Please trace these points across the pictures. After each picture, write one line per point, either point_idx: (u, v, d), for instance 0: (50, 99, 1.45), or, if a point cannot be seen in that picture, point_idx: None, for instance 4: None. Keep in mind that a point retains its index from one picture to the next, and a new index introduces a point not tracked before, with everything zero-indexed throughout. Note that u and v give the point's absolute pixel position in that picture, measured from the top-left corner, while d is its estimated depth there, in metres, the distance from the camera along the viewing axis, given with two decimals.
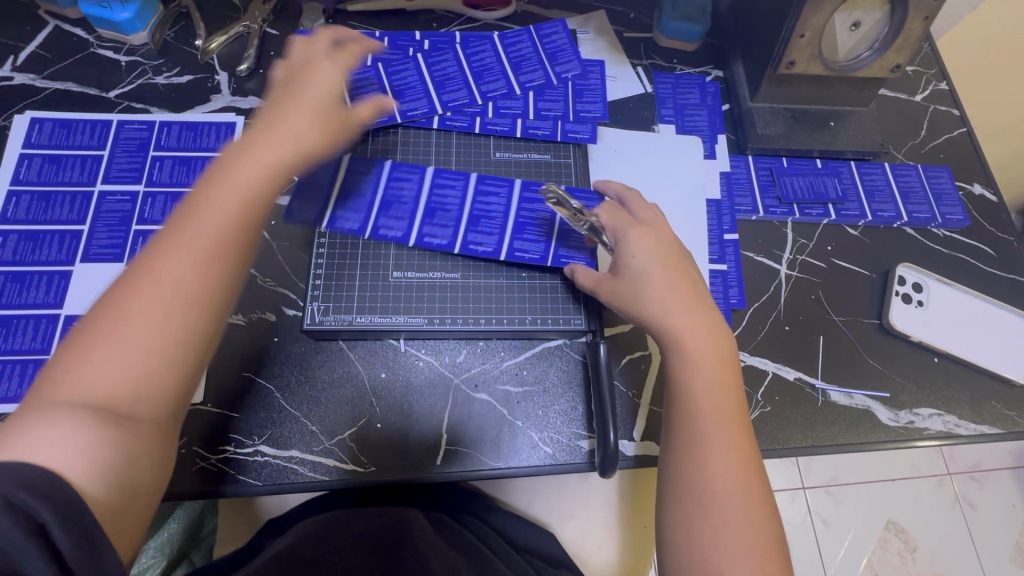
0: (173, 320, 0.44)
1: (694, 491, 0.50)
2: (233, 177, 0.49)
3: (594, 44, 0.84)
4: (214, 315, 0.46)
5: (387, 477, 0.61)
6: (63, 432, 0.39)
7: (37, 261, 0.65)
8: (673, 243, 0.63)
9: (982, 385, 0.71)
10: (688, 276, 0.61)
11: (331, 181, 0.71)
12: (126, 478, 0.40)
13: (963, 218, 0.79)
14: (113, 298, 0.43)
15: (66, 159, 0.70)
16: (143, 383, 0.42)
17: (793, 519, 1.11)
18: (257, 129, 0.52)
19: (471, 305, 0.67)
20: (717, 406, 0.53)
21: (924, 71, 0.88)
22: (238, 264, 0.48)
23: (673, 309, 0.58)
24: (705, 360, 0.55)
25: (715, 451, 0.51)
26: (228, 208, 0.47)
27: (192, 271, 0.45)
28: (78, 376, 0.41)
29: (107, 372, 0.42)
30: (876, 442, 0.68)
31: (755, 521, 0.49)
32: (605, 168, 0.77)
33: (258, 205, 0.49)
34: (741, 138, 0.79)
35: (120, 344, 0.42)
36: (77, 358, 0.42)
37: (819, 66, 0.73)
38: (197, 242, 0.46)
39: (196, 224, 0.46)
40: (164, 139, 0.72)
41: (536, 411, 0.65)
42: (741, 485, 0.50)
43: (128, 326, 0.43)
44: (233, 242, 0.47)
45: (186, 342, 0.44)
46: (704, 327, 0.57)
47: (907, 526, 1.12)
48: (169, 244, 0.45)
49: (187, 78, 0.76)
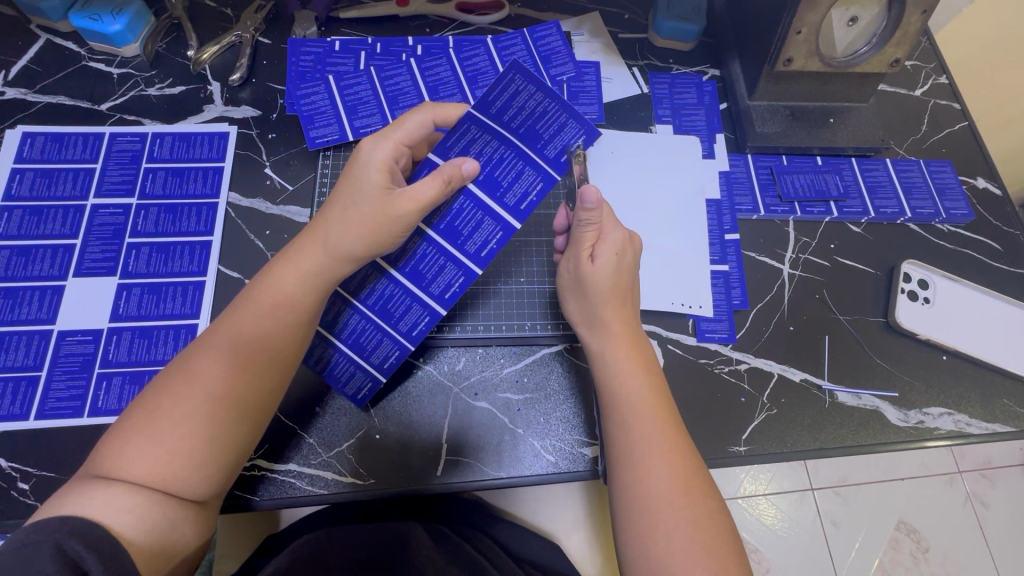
0: (227, 427, 0.47)
1: (635, 500, 0.49)
2: (281, 282, 0.53)
3: (590, 46, 0.83)
4: (260, 420, 0.50)
5: (385, 489, 0.60)
6: (118, 502, 0.42)
7: (29, 277, 0.64)
8: (629, 244, 0.60)
9: (993, 383, 0.69)
10: (630, 284, 0.60)
11: (326, 191, 0.71)
12: (167, 537, 0.44)
13: (968, 213, 0.77)
14: (161, 390, 0.47)
15: (58, 173, 0.69)
16: (194, 478, 0.46)
17: (802, 522, 1.08)
18: (306, 239, 0.55)
19: (472, 315, 0.68)
20: (643, 409, 0.53)
21: (924, 65, 0.87)
22: (278, 368, 0.51)
23: (600, 321, 0.58)
24: (629, 363, 0.56)
25: (646, 457, 0.50)
26: (275, 317, 0.52)
27: (241, 381, 0.49)
28: (132, 458, 0.44)
29: (158, 460, 0.44)
30: (885, 443, 0.66)
31: (698, 521, 0.47)
32: (601, 171, 0.76)
33: (296, 307, 0.53)
34: (740, 137, 0.78)
35: (159, 435, 0.45)
36: (131, 439, 0.45)
37: (817, 63, 0.72)
38: (235, 350, 0.49)
39: (245, 329, 0.50)
40: (157, 151, 0.71)
41: (538, 418, 0.64)
42: (682, 487, 0.49)
43: (181, 424, 0.46)
44: (280, 353, 0.51)
45: (239, 446, 0.49)
46: (627, 334, 0.58)
47: (919, 526, 1.09)
48: (211, 350, 0.49)
49: (179, 89, 0.75)
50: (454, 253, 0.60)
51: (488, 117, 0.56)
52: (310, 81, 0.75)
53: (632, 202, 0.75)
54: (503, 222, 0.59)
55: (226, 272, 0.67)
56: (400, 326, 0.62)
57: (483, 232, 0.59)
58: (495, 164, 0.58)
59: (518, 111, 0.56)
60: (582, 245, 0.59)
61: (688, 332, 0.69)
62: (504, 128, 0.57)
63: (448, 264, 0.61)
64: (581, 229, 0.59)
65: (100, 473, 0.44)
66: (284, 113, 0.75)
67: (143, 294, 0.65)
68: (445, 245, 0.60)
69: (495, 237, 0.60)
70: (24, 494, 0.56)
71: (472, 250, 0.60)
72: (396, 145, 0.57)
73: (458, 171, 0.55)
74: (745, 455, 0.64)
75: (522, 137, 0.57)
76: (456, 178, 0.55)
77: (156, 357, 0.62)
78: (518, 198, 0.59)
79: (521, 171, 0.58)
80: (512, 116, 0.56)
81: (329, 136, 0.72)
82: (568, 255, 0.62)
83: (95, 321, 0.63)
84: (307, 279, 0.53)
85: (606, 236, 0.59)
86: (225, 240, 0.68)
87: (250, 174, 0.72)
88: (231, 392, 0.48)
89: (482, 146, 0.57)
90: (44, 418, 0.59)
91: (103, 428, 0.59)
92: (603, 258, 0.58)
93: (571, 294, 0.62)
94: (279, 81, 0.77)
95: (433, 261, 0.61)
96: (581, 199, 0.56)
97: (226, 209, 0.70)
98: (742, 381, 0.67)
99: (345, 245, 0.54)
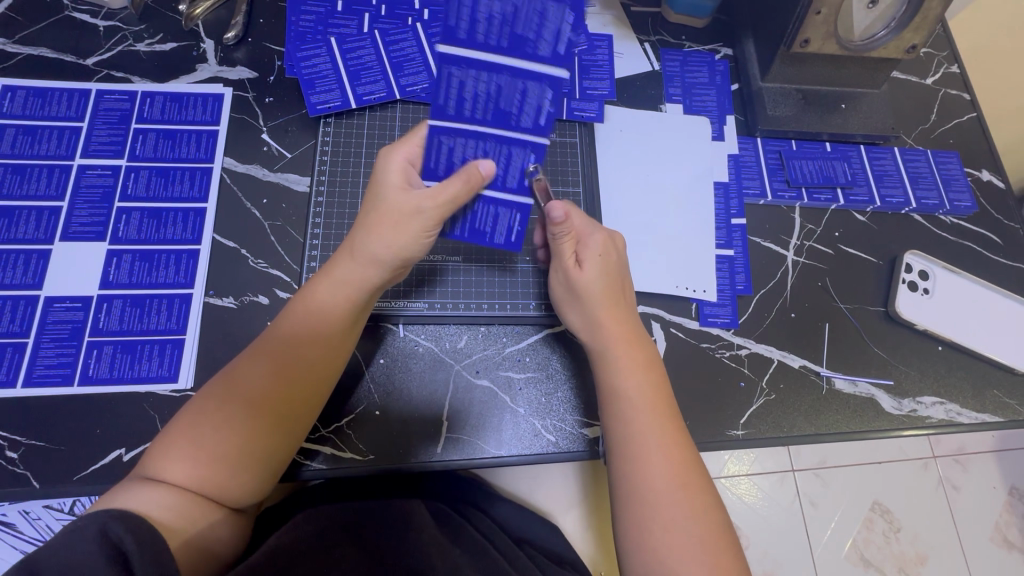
0: (262, 436, 0.47)
1: (632, 493, 0.50)
2: (314, 293, 0.52)
3: (601, 19, 0.80)
4: (298, 432, 0.50)
5: (385, 465, 0.59)
6: (163, 500, 0.43)
7: (13, 239, 0.61)
8: (620, 259, 0.60)
9: (985, 374, 0.71)
10: (622, 286, 0.60)
11: (327, 159, 0.69)
12: (205, 533, 0.44)
13: (971, 205, 0.78)
14: (204, 398, 0.48)
15: (42, 130, 0.66)
16: (231, 481, 0.46)
17: (780, 501, 1.11)
18: (344, 252, 0.54)
19: (509, 289, 0.67)
20: (638, 405, 0.53)
21: (937, 53, 0.86)
22: (315, 380, 0.50)
23: (600, 325, 0.57)
24: (627, 362, 0.56)
25: (643, 451, 0.51)
26: (310, 325, 0.51)
27: (275, 389, 0.48)
28: (170, 461, 0.45)
29: (193, 463, 0.45)
30: (879, 430, 0.67)
31: (696, 516, 0.48)
32: (610, 149, 0.74)
33: (328, 315, 0.52)
34: (751, 119, 0.77)
35: (198, 441, 0.45)
36: (174, 442, 0.45)
37: (834, 46, 0.70)
38: (273, 358, 0.49)
39: (283, 334, 0.50)
40: (147, 111, 0.68)
41: (538, 398, 0.64)
42: (680, 485, 0.49)
43: (219, 430, 0.46)
44: (314, 361, 0.50)
45: (275, 457, 0.48)
46: (628, 336, 0.57)
47: (892, 508, 1.11)
48: (249, 359, 0.49)
49: (170, 46, 0.71)
50: (514, 136, 0.51)
51: (458, 46, 0.45)
52: (311, 42, 0.71)
53: (639, 183, 0.74)
54: (546, 76, 0.46)
55: (221, 241, 0.65)
56: (522, 122, 0.50)
57: (534, 98, 0.48)
58: (512, 14, 0.43)
59: (487, 20, 0.43)
60: (565, 255, 0.59)
61: (692, 316, 0.69)
62: (485, 51, 0.45)
63: (512, 148, 0.52)
64: (564, 246, 0.58)
65: (143, 473, 0.45)
66: (282, 76, 0.72)
67: (135, 261, 0.62)
68: (501, 134, 0.51)
69: (547, 96, 0.47)
70: (11, 463, 0.55)
71: (530, 123, 0.50)
72: (409, 147, 0.54)
73: (479, 172, 0.51)
74: (742, 439, 0.65)
75: (507, 50, 0.45)
76: (477, 178, 0.51)
77: (149, 327, 0.60)
78: (535, 116, 0.49)
79: (525, 87, 0.47)
80: (484, 32, 0.44)
81: (330, 102, 0.69)
82: (553, 267, 0.61)
83: (84, 289, 0.61)
84: (340, 290, 0.52)
85: (585, 243, 0.58)
86: (221, 208, 0.66)
87: (246, 139, 0.69)
88: (266, 401, 0.48)
89: (473, 83, 0.47)
90: (32, 385, 0.57)
91: (95, 398, 0.58)
92: (589, 266, 0.58)
93: (567, 305, 0.61)
94: (278, 42, 0.73)
95: (495, 154, 0.52)
96: (549, 215, 0.55)
97: (222, 174, 0.67)
98: (742, 366, 0.68)
99: (372, 250, 0.52)
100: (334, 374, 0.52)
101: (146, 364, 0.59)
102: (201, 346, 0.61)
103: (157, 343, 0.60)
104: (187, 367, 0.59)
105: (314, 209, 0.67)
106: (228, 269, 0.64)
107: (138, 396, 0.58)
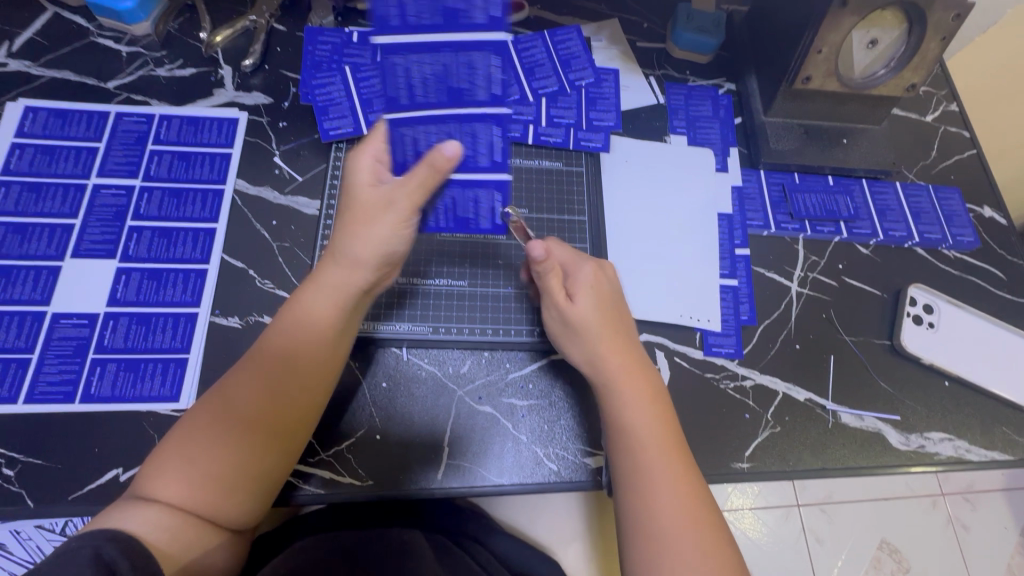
0: (255, 452, 0.47)
1: (641, 530, 0.49)
2: (297, 305, 0.52)
3: (607, 53, 0.83)
4: (291, 444, 0.49)
5: (384, 493, 0.58)
6: (160, 522, 0.42)
7: (25, 255, 0.62)
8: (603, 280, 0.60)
9: (993, 411, 0.70)
10: (609, 303, 0.59)
11: (338, 184, 0.70)
12: (200, 558, 0.43)
13: (974, 240, 0.78)
14: (194, 418, 0.47)
15: (60, 150, 0.67)
16: (227, 500, 0.45)
17: (786, 537, 1.08)
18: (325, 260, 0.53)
19: (513, 315, 0.67)
20: (643, 438, 0.53)
21: (935, 91, 0.88)
22: (302, 387, 0.50)
23: (597, 356, 0.57)
24: (631, 394, 0.55)
25: (651, 486, 0.50)
26: (295, 336, 0.50)
27: (265, 403, 0.48)
28: (165, 482, 0.44)
29: (189, 483, 0.44)
30: (887, 466, 0.66)
31: (707, 553, 0.47)
32: (615, 178, 0.76)
33: (312, 324, 0.51)
34: (754, 152, 0.78)
35: (192, 459, 0.45)
36: (168, 461, 0.45)
37: (835, 83, 0.72)
38: (260, 373, 0.49)
39: (268, 350, 0.50)
40: (163, 133, 0.70)
41: (541, 426, 0.63)
42: (689, 519, 0.48)
43: (212, 448, 0.46)
44: (302, 372, 0.50)
45: (270, 472, 0.48)
46: (628, 366, 0.57)
47: (900, 546, 1.08)
48: (239, 376, 0.49)
49: (189, 71, 0.74)
50: None
51: None
52: (326, 70, 0.73)
53: (645, 212, 0.74)
54: None
55: (229, 261, 0.65)
56: None
57: None
58: None
59: None
60: (553, 291, 0.59)
61: (696, 346, 0.69)
62: None
63: None
64: (551, 284, 0.59)
65: (139, 494, 0.44)
66: (297, 102, 0.74)
67: (143, 279, 0.63)
68: None
69: None
70: (7, 481, 0.54)
71: None
72: (374, 145, 0.53)
73: (442, 156, 0.50)
74: (747, 473, 0.64)
75: None
76: (442, 162, 0.50)
77: (153, 345, 0.60)
78: None
79: None
80: None
81: (342, 128, 0.71)
82: (546, 304, 0.61)
83: (91, 306, 0.61)
84: (322, 298, 0.52)
85: (576, 278, 0.59)
86: (231, 228, 0.67)
87: (259, 162, 0.70)
88: (257, 416, 0.47)
89: None
90: (33, 402, 0.57)
91: (95, 416, 0.57)
92: (580, 300, 0.58)
93: (558, 340, 0.60)
94: (293, 69, 0.75)
95: None
96: (531, 254, 0.56)
97: (233, 196, 0.68)
98: (747, 398, 0.67)
99: (351, 250, 0.51)
100: (325, 384, 0.51)
101: (148, 383, 0.59)
102: (204, 365, 0.60)
103: (160, 362, 0.60)
104: (189, 386, 0.59)
105: (322, 231, 0.67)
106: (234, 289, 0.64)
107: (139, 414, 0.58)
